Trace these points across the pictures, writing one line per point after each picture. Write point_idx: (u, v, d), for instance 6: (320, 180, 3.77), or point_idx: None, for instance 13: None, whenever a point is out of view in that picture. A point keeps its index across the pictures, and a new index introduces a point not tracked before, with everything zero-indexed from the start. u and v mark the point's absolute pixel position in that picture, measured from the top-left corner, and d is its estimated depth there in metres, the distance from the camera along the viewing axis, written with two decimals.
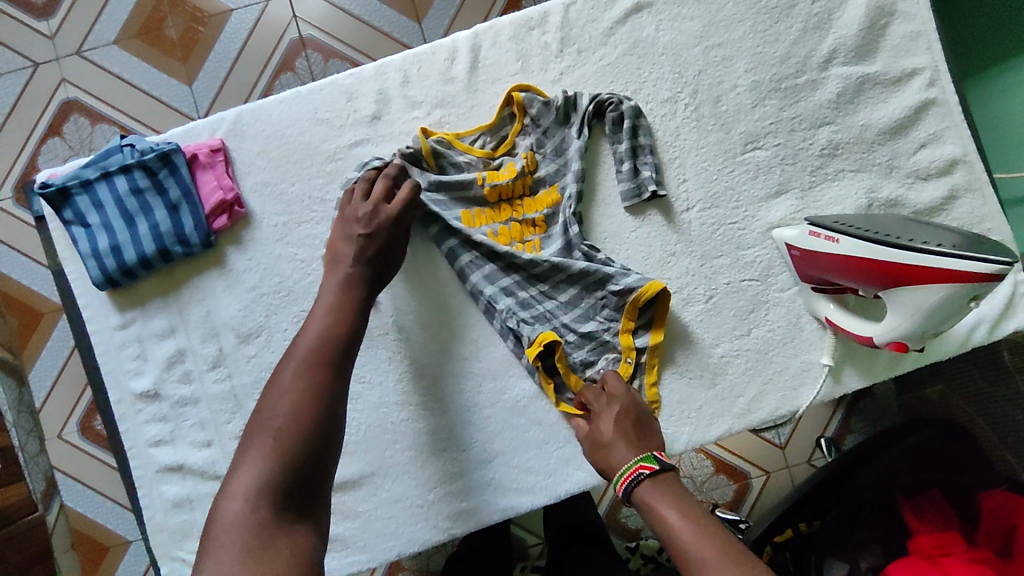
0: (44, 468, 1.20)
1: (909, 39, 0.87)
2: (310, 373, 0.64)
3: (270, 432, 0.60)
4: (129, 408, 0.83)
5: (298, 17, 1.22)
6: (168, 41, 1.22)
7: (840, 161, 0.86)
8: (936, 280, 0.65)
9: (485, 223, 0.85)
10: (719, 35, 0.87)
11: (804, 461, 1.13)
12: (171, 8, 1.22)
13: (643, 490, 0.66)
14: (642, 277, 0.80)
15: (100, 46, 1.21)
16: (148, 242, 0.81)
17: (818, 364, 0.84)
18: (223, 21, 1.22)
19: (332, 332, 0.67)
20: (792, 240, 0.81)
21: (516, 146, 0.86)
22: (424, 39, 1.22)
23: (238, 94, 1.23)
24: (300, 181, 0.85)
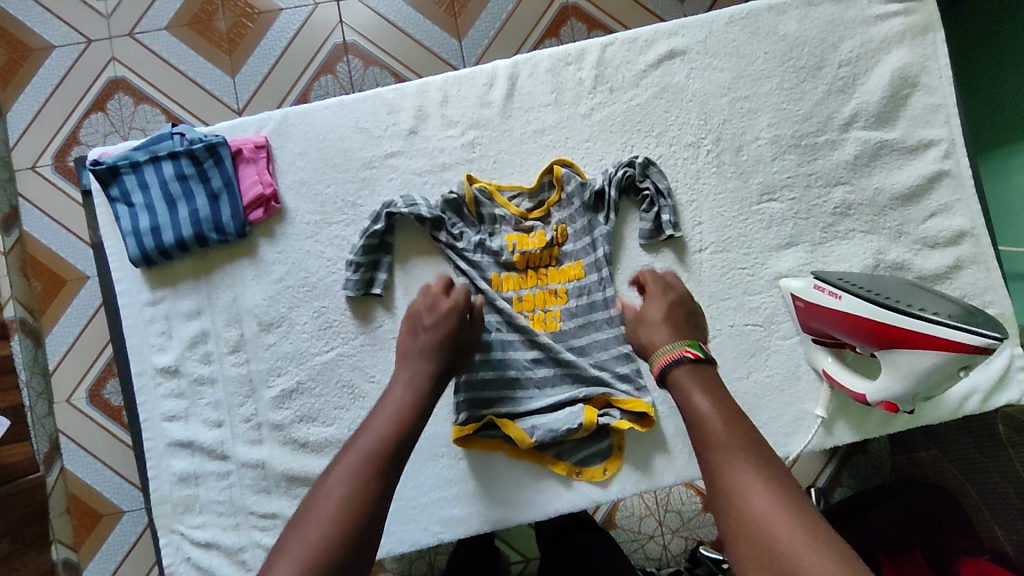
0: (50, 430, 1.23)
1: (929, 111, 0.90)
2: (356, 492, 0.58)
3: (305, 539, 0.55)
4: (149, 381, 0.87)
5: (344, 23, 1.27)
6: (217, 32, 1.28)
7: (851, 221, 0.90)
8: (929, 346, 0.68)
9: (512, 288, 0.88)
10: (747, 88, 0.91)
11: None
12: (223, 1, 1.28)
13: (680, 371, 0.67)
14: (632, 390, 0.85)
15: (152, 30, 1.28)
16: (186, 226, 0.85)
17: (811, 415, 0.87)
18: (271, 18, 1.28)
19: (379, 459, 0.62)
20: (798, 291, 0.84)
21: (550, 214, 0.89)
22: (462, 56, 1.27)
23: (278, 89, 1.27)
24: (335, 183, 0.89)
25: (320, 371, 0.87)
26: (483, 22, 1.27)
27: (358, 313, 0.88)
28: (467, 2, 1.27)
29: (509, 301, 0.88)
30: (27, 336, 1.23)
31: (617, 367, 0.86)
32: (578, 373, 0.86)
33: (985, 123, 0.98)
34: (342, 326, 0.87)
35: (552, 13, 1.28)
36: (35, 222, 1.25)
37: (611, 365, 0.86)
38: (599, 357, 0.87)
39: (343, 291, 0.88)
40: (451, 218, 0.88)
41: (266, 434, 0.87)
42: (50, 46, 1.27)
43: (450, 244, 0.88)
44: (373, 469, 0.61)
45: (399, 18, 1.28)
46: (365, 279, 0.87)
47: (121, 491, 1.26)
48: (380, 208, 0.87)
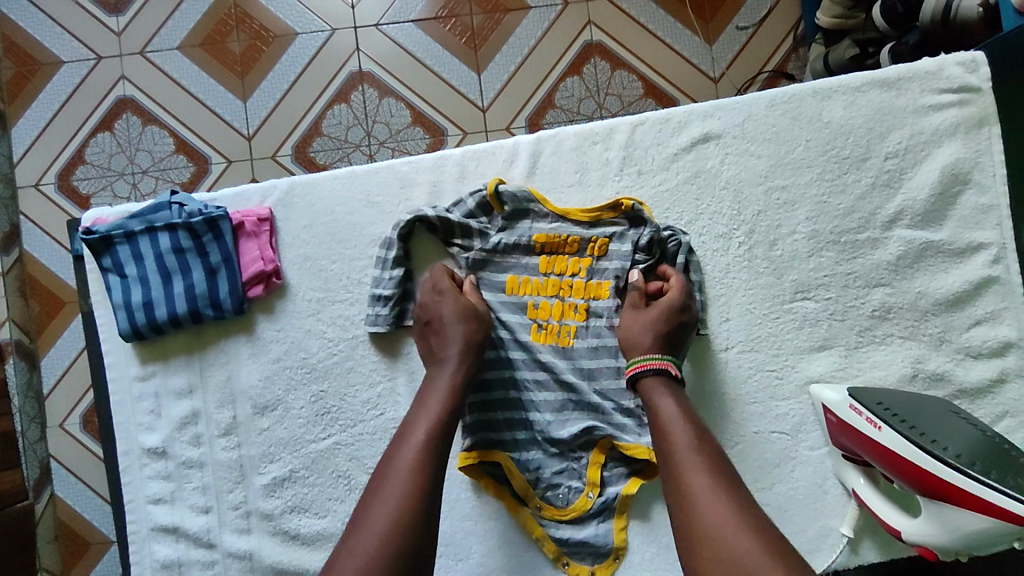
0: (41, 456, 1.16)
1: (980, 212, 0.84)
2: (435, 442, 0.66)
3: (365, 541, 0.57)
4: (135, 461, 0.82)
5: (361, 51, 1.21)
6: (230, 55, 1.22)
7: (890, 325, 0.84)
8: (975, 509, 0.62)
9: (530, 293, 0.84)
10: (785, 177, 0.85)
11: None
12: (238, 23, 1.22)
13: (652, 380, 0.72)
14: (638, 435, 0.80)
15: (164, 50, 1.22)
16: (181, 302, 0.80)
17: (837, 532, 0.81)
18: (286, 43, 1.22)
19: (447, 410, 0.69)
20: (832, 403, 0.77)
21: (596, 224, 0.84)
22: (481, 89, 1.21)
23: (288, 119, 1.21)
24: (341, 260, 0.84)
25: (314, 460, 0.81)
26: (504, 56, 1.21)
27: (379, 346, 0.83)
28: (490, 34, 1.21)
29: (523, 307, 0.84)
30: (21, 359, 1.16)
31: (622, 401, 0.81)
32: (580, 399, 0.81)
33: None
34: (340, 413, 0.82)
35: (578, 49, 1.21)
36: (34, 240, 1.19)
37: (615, 396, 0.81)
38: (604, 384, 0.82)
39: (366, 322, 0.82)
40: (480, 216, 0.84)
41: (254, 524, 0.81)
42: (59, 61, 1.22)
43: (466, 246, 0.84)
44: (422, 481, 0.62)
45: (417, 47, 1.22)
46: (398, 310, 0.82)
47: (110, 519, 1.18)
48: (392, 232, 0.83)
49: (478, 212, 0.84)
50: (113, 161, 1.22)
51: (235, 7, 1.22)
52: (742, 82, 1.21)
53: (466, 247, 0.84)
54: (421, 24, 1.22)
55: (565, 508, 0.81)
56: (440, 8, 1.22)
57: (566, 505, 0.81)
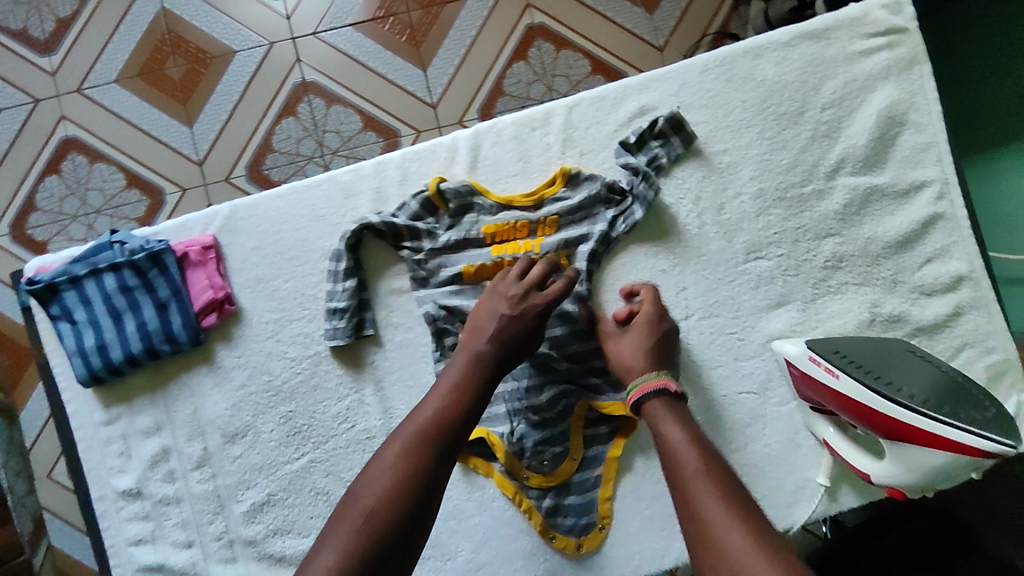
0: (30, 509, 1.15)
1: (919, 151, 0.85)
2: (436, 433, 0.63)
3: (354, 510, 0.58)
4: (111, 505, 0.81)
5: (302, 61, 1.19)
6: (170, 81, 1.20)
7: (844, 274, 0.85)
8: (944, 447, 0.62)
9: (487, 276, 0.82)
10: (725, 141, 0.86)
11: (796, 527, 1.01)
12: (173, 48, 1.20)
13: (656, 405, 0.70)
14: (614, 393, 0.83)
15: (101, 84, 1.19)
16: (135, 340, 0.79)
17: (814, 482, 0.82)
18: (226, 62, 1.20)
19: (458, 403, 0.66)
20: (794, 358, 0.79)
21: (541, 205, 0.84)
22: (428, 86, 1.19)
23: (237, 139, 1.20)
24: (294, 278, 0.83)
25: (291, 481, 0.81)
26: (449, 48, 1.19)
27: (341, 360, 0.82)
28: (428, 29, 1.19)
29: (483, 292, 0.82)
30: None
31: (593, 364, 0.82)
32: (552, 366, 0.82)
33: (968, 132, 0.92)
34: (311, 431, 0.81)
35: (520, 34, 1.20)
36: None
37: (587, 358, 0.83)
38: (574, 349, 0.82)
39: (325, 337, 0.82)
40: (426, 216, 0.83)
41: (239, 552, 0.81)
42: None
43: (416, 248, 0.83)
44: (422, 464, 0.61)
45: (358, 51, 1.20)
46: (355, 323, 0.82)
47: None
48: (340, 244, 0.82)
49: (424, 213, 0.83)
50: (63, 204, 1.19)
51: (169, 31, 1.20)
52: (688, 47, 1.21)
53: (417, 250, 0.83)
54: (360, 28, 1.19)
55: (552, 474, 0.82)
56: (376, 8, 1.19)
57: (553, 472, 0.82)
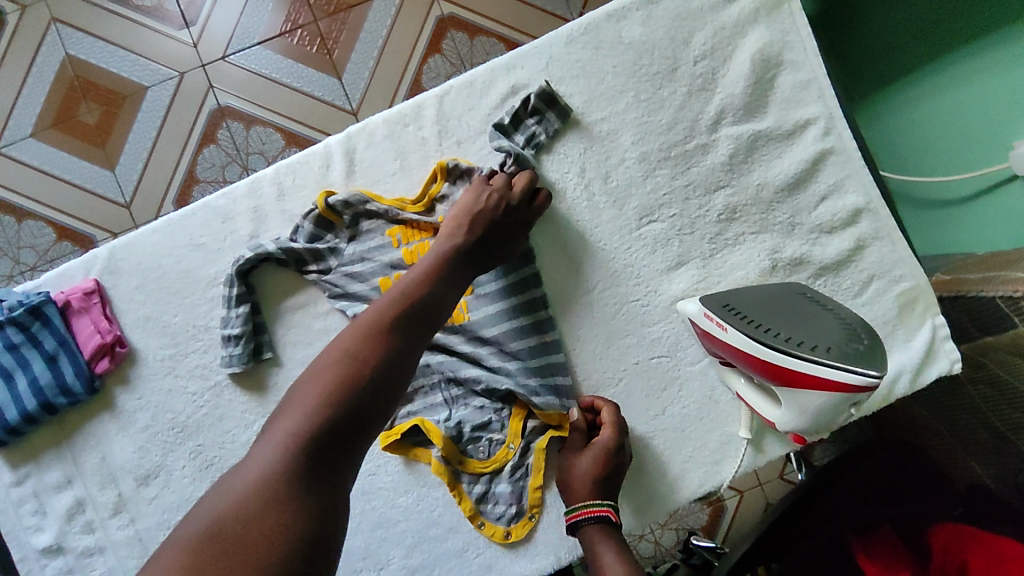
0: None
1: (800, 88, 0.83)
2: (396, 316, 0.60)
3: (321, 370, 0.55)
4: (34, 564, 0.80)
5: (215, 87, 1.15)
6: (88, 128, 1.15)
7: (739, 224, 0.83)
8: (822, 382, 0.60)
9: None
10: (602, 109, 0.84)
11: (776, 477, 1.07)
12: (85, 94, 1.15)
13: (591, 529, 0.73)
14: (558, 400, 0.80)
15: (18, 141, 1.14)
16: (29, 398, 0.78)
17: (737, 437, 0.82)
18: (140, 100, 1.15)
19: (408, 301, 0.62)
20: (693, 316, 0.77)
21: (435, 206, 0.83)
22: (346, 93, 1.16)
23: (164, 171, 1.16)
24: (182, 310, 0.82)
25: None
26: (363, 44, 1.14)
27: (243, 385, 0.81)
28: (339, 34, 1.15)
29: None
30: None
31: (534, 360, 0.80)
32: (491, 354, 0.80)
33: (874, 57, 0.89)
34: (224, 462, 0.80)
35: (432, 26, 1.15)
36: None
37: (526, 355, 0.80)
38: (511, 344, 0.80)
39: (222, 365, 0.80)
40: (324, 234, 0.82)
41: None
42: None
43: (323, 269, 0.82)
44: (382, 335, 0.58)
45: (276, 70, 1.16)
46: (251, 347, 0.80)
47: None
48: (232, 271, 0.80)
49: (321, 232, 0.82)
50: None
51: (77, 76, 1.15)
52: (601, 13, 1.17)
53: (324, 271, 0.82)
54: (268, 45, 1.15)
55: (487, 460, 0.80)
56: (282, 22, 1.15)
57: (488, 457, 0.80)
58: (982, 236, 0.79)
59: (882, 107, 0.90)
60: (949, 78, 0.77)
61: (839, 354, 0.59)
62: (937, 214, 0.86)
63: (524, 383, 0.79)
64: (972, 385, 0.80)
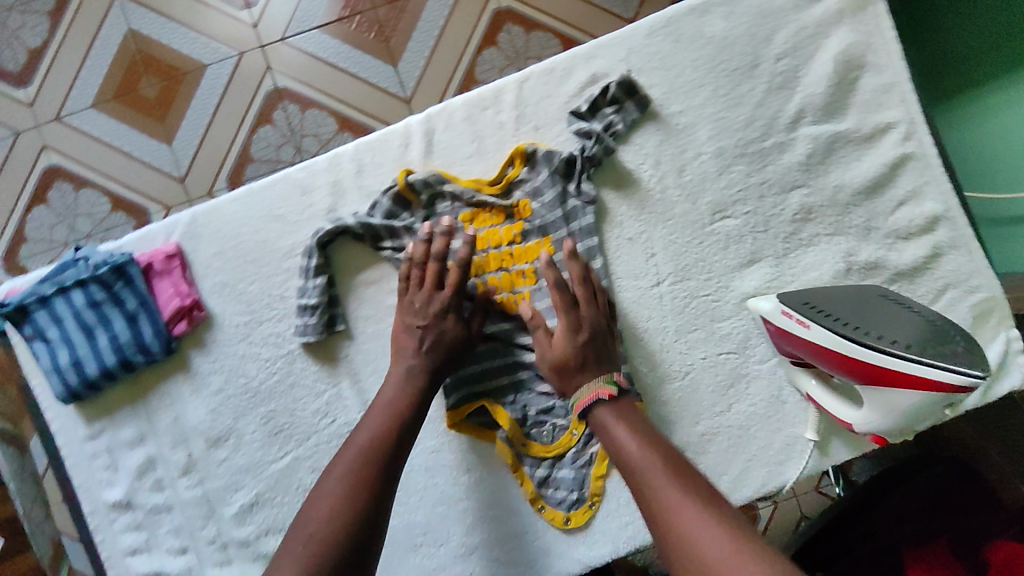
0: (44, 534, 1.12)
1: (882, 92, 0.83)
2: (368, 460, 0.67)
3: (306, 527, 0.63)
4: (103, 518, 0.82)
5: (273, 69, 1.16)
6: (145, 100, 1.16)
7: (814, 225, 0.83)
8: (932, 389, 0.61)
9: (475, 273, 0.82)
10: (680, 102, 0.84)
11: (811, 489, 1.03)
12: (146, 67, 1.16)
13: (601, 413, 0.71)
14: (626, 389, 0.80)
15: (81, 111, 1.17)
16: (109, 354, 0.80)
17: (802, 438, 0.82)
18: (198, 78, 1.17)
19: (363, 465, 0.67)
20: (767, 314, 0.78)
21: (509, 190, 0.83)
22: (401, 81, 1.15)
23: (217, 150, 1.17)
24: (258, 279, 0.83)
25: (277, 480, 0.82)
26: (418, 39, 1.14)
27: (315, 356, 0.83)
28: (399, 22, 1.14)
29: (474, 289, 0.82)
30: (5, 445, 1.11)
31: None
32: None
33: (946, 69, 0.87)
34: (294, 429, 0.82)
35: (488, 20, 1.15)
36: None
37: None
38: None
39: (295, 335, 0.82)
40: (401, 212, 0.83)
41: (233, 554, 0.82)
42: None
43: (397, 247, 0.83)
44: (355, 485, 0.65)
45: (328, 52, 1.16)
46: (326, 319, 0.82)
47: None
48: (312, 242, 0.82)
49: (398, 209, 0.83)
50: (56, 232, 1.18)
51: (139, 50, 1.16)
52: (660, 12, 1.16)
53: (398, 249, 0.83)
54: (326, 30, 1.15)
55: (550, 445, 0.80)
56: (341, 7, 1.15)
57: (552, 442, 0.81)
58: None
59: (955, 116, 0.87)
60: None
61: (938, 354, 0.60)
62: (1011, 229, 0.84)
63: None
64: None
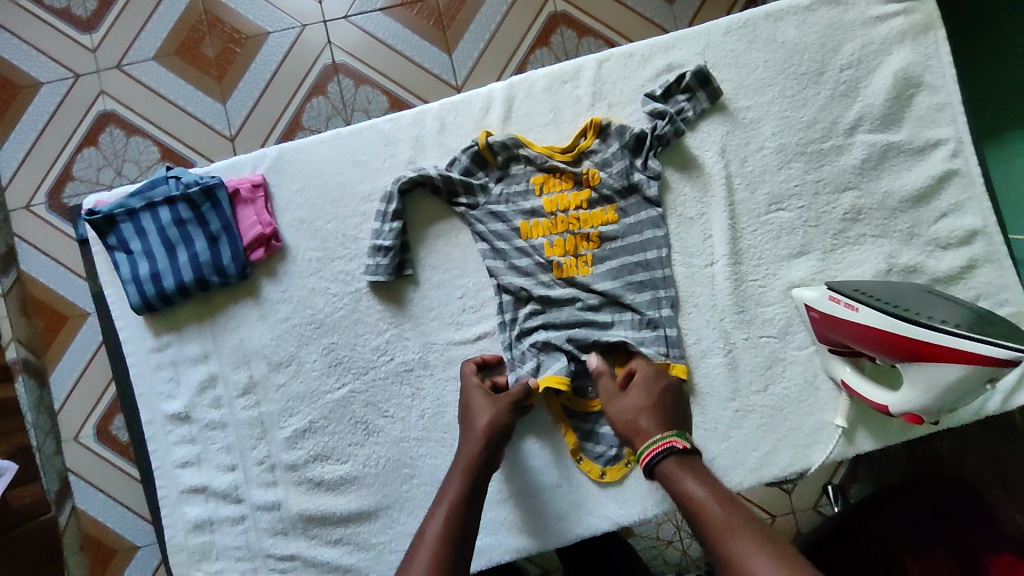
0: (59, 469, 1.14)
1: (935, 110, 0.88)
2: (448, 542, 0.68)
3: None
4: (160, 428, 0.87)
5: (332, 44, 1.17)
6: (205, 60, 1.18)
7: (862, 226, 0.88)
8: (983, 364, 0.65)
9: (542, 234, 0.87)
10: (748, 98, 0.89)
11: (809, 507, 1.11)
12: (210, 29, 1.18)
13: (666, 463, 0.72)
14: (679, 355, 0.86)
15: (140, 62, 1.17)
16: (187, 271, 0.84)
17: (832, 424, 0.86)
18: (258, 44, 1.17)
19: (443, 545, 0.67)
20: (812, 301, 0.83)
21: (581, 159, 0.88)
22: (453, 69, 1.17)
23: (271, 113, 1.17)
24: (335, 218, 0.87)
25: (332, 410, 0.86)
26: (478, 26, 1.16)
27: (379, 295, 0.87)
28: (457, 13, 1.17)
29: (540, 249, 0.87)
30: (30, 377, 1.14)
31: (648, 311, 0.86)
32: (616, 301, 0.86)
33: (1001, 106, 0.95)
34: (352, 362, 0.86)
35: (541, 23, 1.17)
36: (30, 257, 1.15)
37: (646, 309, 0.86)
38: (634, 299, 0.86)
39: (364, 273, 0.87)
40: (476, 170, 0.88)
41: (279, 476, 0.86)
42: (37, 82, 1.17)
43: (472, 203, 0.88)
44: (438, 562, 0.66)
45: (388, 35, 1.18)
46: (396, 262, 0.86)
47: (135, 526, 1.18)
48: (393, 187, 0.86)
49: (474, 167, 0.88)
50: (101, 174, 1.18)
51: (206, 12, 1.18)
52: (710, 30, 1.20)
53: (472, 205, 0.88)
54: (388, 12, 1.17)
55: (594, 402, 0.85)
56: None
57: (596, 398, 0.85)
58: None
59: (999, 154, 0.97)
60: None
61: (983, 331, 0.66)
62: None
63: (643, 333, 0.85)
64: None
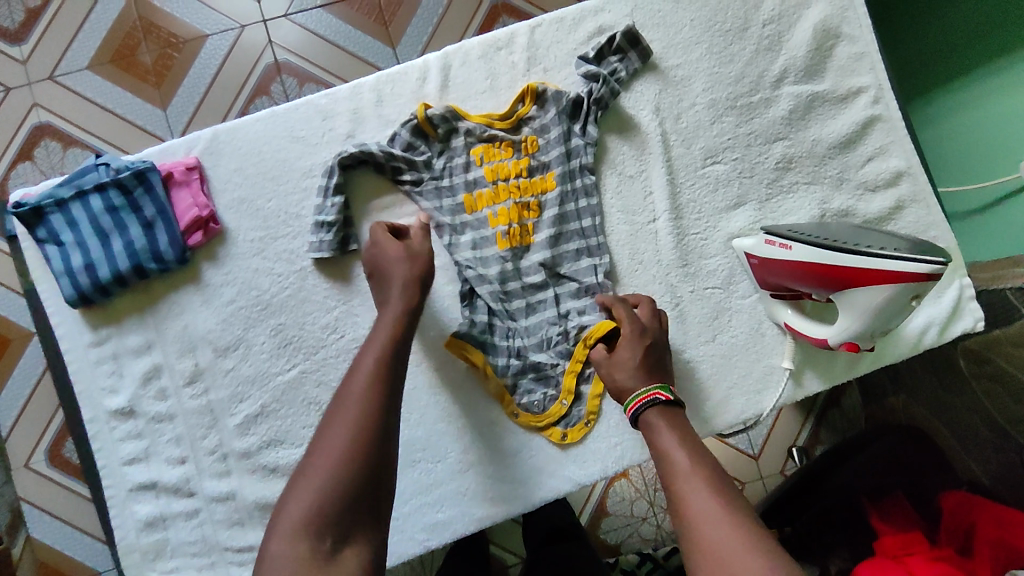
0: (9, 500, 1.09)
1: (854, 60, 0.92)
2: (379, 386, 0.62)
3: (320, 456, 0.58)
4: (104, 425, 0.84)
5: (273, 42, 1.15)
6: (142, 67, 1.15)
7: (794, 174, 0.91)
8: (905, 281, 0.69)
9: (486, 205, 0.87)
10: (677, 57, 0.92)
11: (776, 471, 1.16)
12: (145, 35, 1.15)
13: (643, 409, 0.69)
14: None
15: (73, 72, 1.13)
16: (122, 259, 0.82)
17: (780, 367, 0.88)
18: (197, 47, 1.15)
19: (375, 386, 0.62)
20: (751, 249, 0.85)
21: (520, 126, 0.89)
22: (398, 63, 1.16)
23: (215, 115, 1.15)
24: (276, 197, 0.86)
25: (283, 392, 0.85)
26: (420, 18, 1.17)
27: (324, 271, 0.86)
28: (398, 7, 1.16)
29: (484, 220, 0.87)
30: None
31: (586, 279, 0.87)
32: (552, 270, 0.87)
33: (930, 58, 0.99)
34: (301, 342, 0.85)
35: (484, 13, 1.18)
36: None
37: (582, 275, 0.87)
38: (571, 266, 0.87)
39: (309, 250, 0.85)
40: (418, 144, 0.88)
41: (233, 465, 0.84)
42: None
43: (416, 180, 0.87)
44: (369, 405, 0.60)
45: (330, 31, 1.16)
46: (341, 238, 0.85)
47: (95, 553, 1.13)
48: (334, 161, 0.86)
49: (415, 141, 0.88)
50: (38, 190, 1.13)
51: (140, 16, 1.15)
52: None
53: (417, 181, 0.87)
54: (329, 8, 1.16)
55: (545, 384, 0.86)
56: None
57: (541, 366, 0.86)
58: (1002, 241, 0.93)
59: (934, 106, 1.01)
60: (1005, 79, 0.88)
61: (907, 251, 0.70)
62: (974, 216, 0.98)
63: (584, 300, 0.87)
64: (976, 381, 0.86)
